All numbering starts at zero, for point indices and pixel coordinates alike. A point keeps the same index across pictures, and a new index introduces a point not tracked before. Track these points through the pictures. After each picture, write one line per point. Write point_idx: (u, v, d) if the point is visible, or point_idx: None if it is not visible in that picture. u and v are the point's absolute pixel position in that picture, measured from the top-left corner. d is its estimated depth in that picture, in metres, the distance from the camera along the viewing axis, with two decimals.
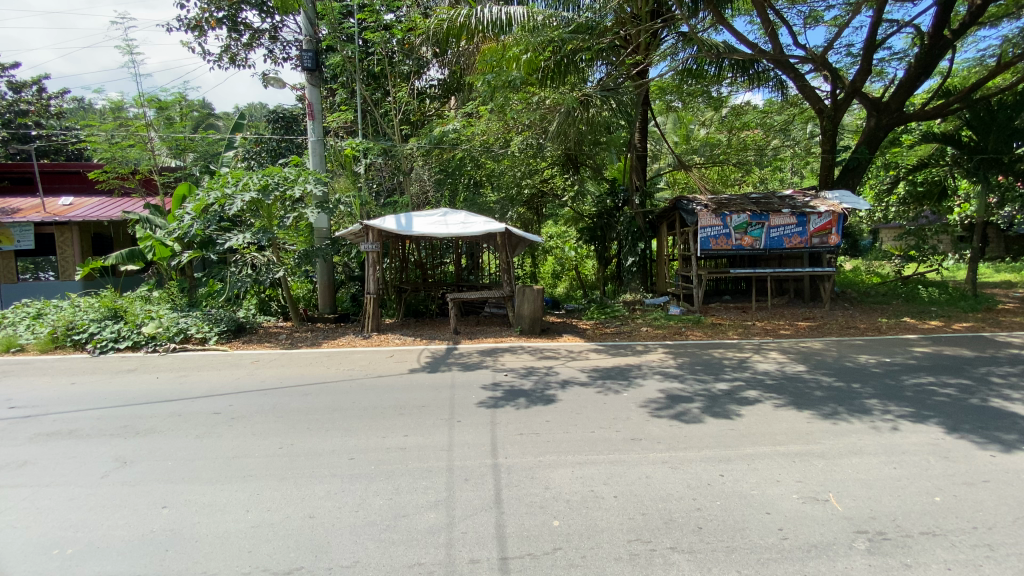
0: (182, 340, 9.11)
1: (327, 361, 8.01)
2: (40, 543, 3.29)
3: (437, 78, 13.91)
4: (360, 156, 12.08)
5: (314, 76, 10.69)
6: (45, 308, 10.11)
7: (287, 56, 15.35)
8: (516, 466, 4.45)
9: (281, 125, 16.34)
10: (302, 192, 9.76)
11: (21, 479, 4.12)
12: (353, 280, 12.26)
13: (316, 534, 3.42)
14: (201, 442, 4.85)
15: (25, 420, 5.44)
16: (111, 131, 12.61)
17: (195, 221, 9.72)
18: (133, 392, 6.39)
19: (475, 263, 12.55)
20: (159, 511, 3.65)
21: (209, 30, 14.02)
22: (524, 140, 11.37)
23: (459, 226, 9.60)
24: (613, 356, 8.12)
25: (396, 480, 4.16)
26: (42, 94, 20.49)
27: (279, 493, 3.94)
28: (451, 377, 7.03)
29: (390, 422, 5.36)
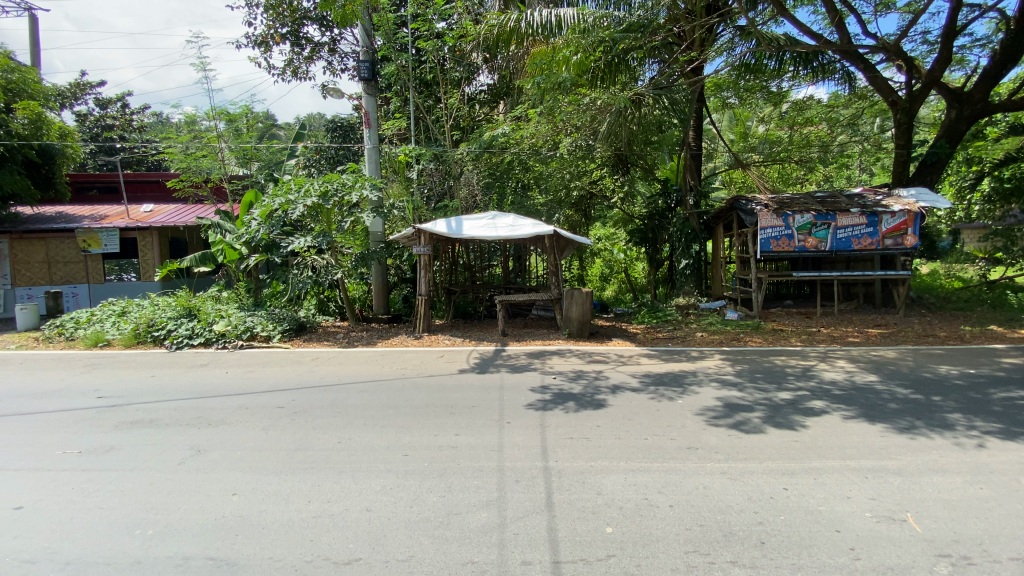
0: (249, 337, 9.67)
1: (381, 360, 8.24)
2: (125, 523, 3.55)
3: (487, 84, 14.04)
4: (413, 162, 12.43)
5: (370, 86, 11.07)
6: (129, 306, 11.00)
7: (345, 68, 15.99)
8: (567, 470, 4.40)
9: (339, 134, 17.09)
10: (359, 198, 10.12)
11: (109, 463, 4.48)
12: (405, 282, 12.59)
13: (373, 527, 3.51)
14: (266, 434, 5.11)
15: (112, 409, 5.93)
16: (187, 143, 13.60)
17: (262, 226, 10.20)
18: (205, 386, 6.82)
19: (523, 266, 12.58)
20: (229, 498, 3.87)
21: (274, 46, 14.84)
22: (574, 141, 11.23)
23: (508, 229, 9.65)
24: (666, 362, 7.89)
25: (449, 478, 4.21)
26: (126, 110, 22.50)
27: (337, 486, 4.08)
28: (500, 378, 7.07)
29: (441, 421, 5.44)
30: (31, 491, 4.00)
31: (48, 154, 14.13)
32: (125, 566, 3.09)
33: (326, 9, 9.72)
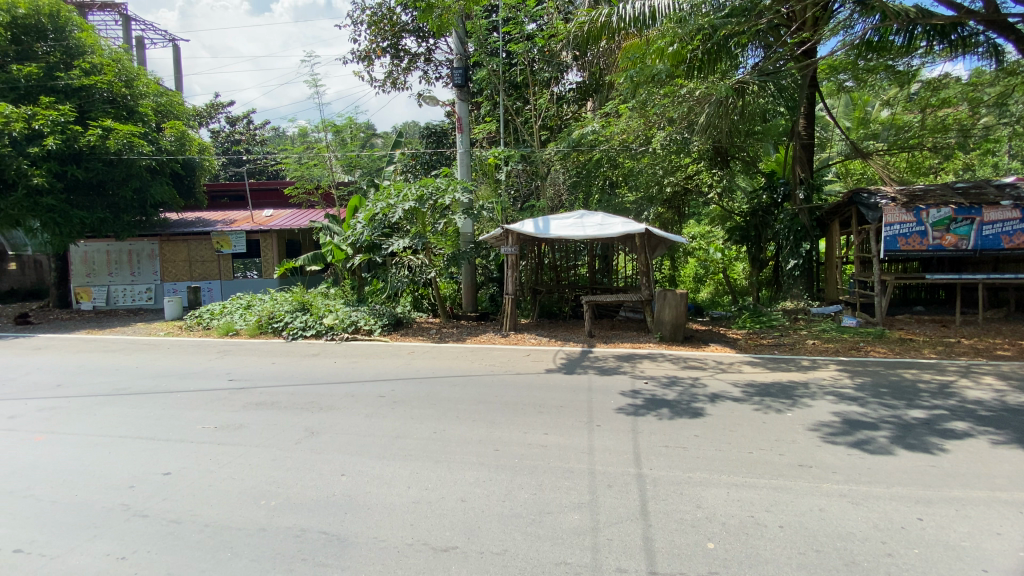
0: (353, 331, 10.43)
1: (471, 356, 8.47)
2: (253, 493, 3.96)
3: (576, 82, 13.91)
4: (502, 164, 12.66)
5: (463, 92, 11.44)
6: (254, 301, 12.33)
7: (439, 76, 16.69)
8: (662, 479, 4.20)
9: (433, 139, 17.87)
10: (452, 200, 10.44)
11: (239, 439, 5.03)
12: (492, 281, 12.84)
13: (469, 518, 3.60)
14: (370, 421, 5.46)
15: (240, 391, 6.67)
16: (301, 154, 15.00)
17: (366, 229, 10.95)
18: (314, 374, 7.44)
19: (609, 266, 12.29)
20: (339, 478, 4.17)
21: (376, 59, 15.84)
22: (669, 134, 10.73)
23: (597, 228, 9.48)
24: (772, 371, 7.30)
25: (539, 476, 4.21)
26: (250, 125, 25.54)
27: (434, 475, 4.23)
28: (589, 380, 6.96)
29: (531, 419, 5.46)
30: (179, 458, 4.60)
31: (190, 167, 16.29)
32: (253, 532, 3.45)
33: (424, 20, 9.93)
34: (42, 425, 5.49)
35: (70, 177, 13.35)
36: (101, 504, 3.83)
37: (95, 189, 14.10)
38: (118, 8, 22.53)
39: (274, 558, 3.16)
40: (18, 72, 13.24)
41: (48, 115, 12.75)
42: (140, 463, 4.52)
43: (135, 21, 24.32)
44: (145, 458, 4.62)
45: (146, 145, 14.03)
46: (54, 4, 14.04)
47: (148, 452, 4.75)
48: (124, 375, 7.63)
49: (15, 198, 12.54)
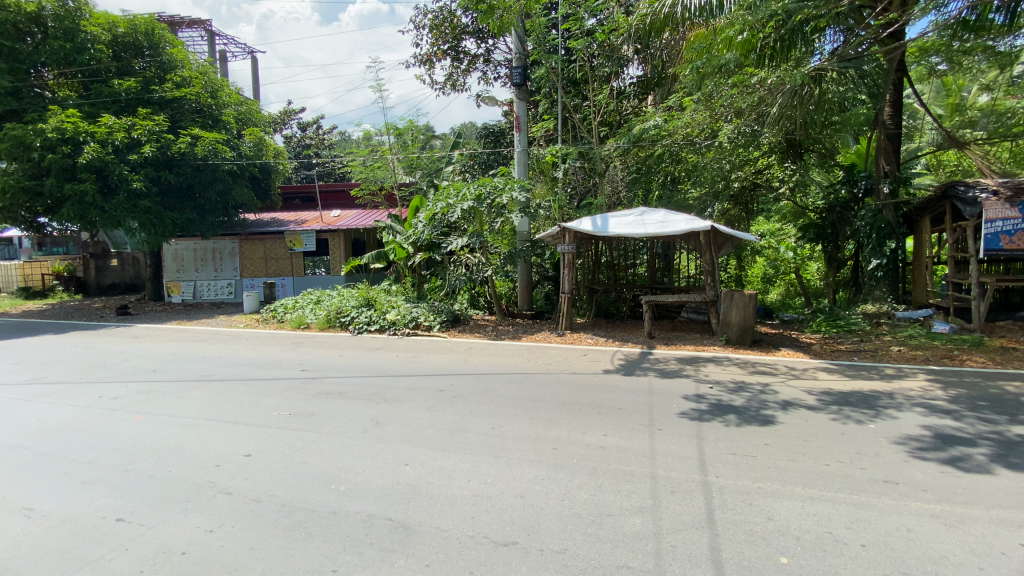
0: (414, 326, 10.76)
1: (528, 354, 8.49)
2: (324, 478, 4.17)
3: (637, 76, 13.58)
4: (559, 161, 12.59)
5: (522, 91, 11.48)
6: (323, 296, 13.00)
7: (497, 76, 16.84)
8: (730, 488, 4.01)
9: (490, 139, 18.01)
10: (509, 199, 10.50)
11: (310, 426, 5.33)
12: (548, 280, 12.76)
13: (528, 515, 3.60)
14: (431, 414, 5.60)
15: (310, 381, 7.05)
16: (366, 157, 15.65)
17: (427, 228, 11.21)
18: (378, 368, 7.73)
19: (669, 265, 11.90)
20: (402, 468, 4.31)
21: (437, 62, 16.22)
22: (736, 127, 10.35)
23: (658, 226, 9.21)
24: (850, 379, 6.79)
25: (599, 478, 4.14)
26: (319, 130, 27.07)
27: (493, 470, 4.27)
28: (649, 382, 6.78)
29: (590, 420, 5.38)
30: (257, 442, 4.93)
31: (266, 171, 17.47)
32: (324, 515, 3.62)
33: (485, 22, 10.09)
34: (141, 406, 6.06)
35: (163, 181, 14.63)
36: (191, 480, 4.17)
37: (184, 193, 15.44)
38: (204, 25, 24.47)
39: (343, 540, 3.31)
40: (120, 86, 14.52)
41: (146, 125, 14.04)
42: (224, 444, 4.88)
43: (219, 37, 26.29)
44: (229, 439, 5.00)
45: (227, 151, 15.23)
46: (149, 22, 15.33)
47: (231, 434, 5.13)
48: (208, 363, 8.28)
49: (118, 201, 13.81)
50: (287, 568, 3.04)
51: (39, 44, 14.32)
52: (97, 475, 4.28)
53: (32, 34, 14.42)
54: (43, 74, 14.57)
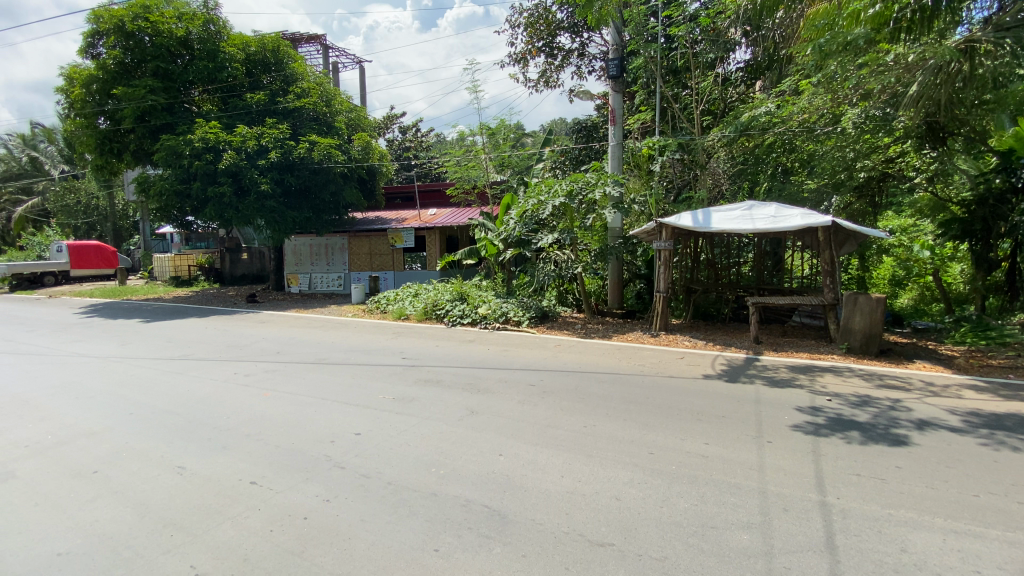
0: (504, 321, 11.01)
1: (620, 354, 8.27)
2: (424, 460, 4.38)
3: (744, 60, 12.71)
4: (657, 154, 12.13)
5: (619, 83, 11.22)
6: (420, 290, 13.71)
7: (592, 69, 16.60)
8: (854, 512, 3.60)
9: (583, 134, 17.80)
10: (602, 194, 10.41)
11: (411, 410, 5.62)
12: (640, 277, 12.34)
13: (624, 517, 3.50)
14: (523, 407, 5.66)
15: (410, 368, 7.45)
16: (460, 157, 16.22)
17: (517, 225, 11.28)
18: (471, 359, 7.96)
19: (779, 264, 11.02)
20: (497, 457, 4.40)
21: (531, 60, 16.31)
22: (863, 111, 9.32)
23: (768, 221, 8.52)
24: (1006, 400, 5.80)
25: (701, 487, 3.91)
26: (418, 133, 28.53)
27: (586, 468, 4.21)
28: (755, 390, 6.31)
29: (689, 426, 5.11)
30: (365, 422, 5.30)
31: (372, 173, 18.80)
32: (425, 496, 3.80)
33: (583, 15, 9.95)
34: (268, 384, 6.79)
35: (285, 183, 16.27)
36: (310, 452, 4.59)
37: (302, 194, 17.00)
38: (320, 40, 26.78)
39: (443, 522, 3.44)
40: (252, 99, 16.37)
41: (272, 134, 15.73)
42: (336, 422, 5.31)
43: (332, 50, 28.64)
44: (341, 418, 5.43)
45: (339, 155, 16.59)
46: (275, 41, 17.19)
47: (342, 414, 5.57)
48: (322, 348, 9.07)
49: (250, 202, 15.58)
50: (393, 543, 3.21)
51: (187, 65, 16.38)
52: (236, 442, 4.86)
53: (181, 55, 16.51)
54: (191, 92, 16.73)
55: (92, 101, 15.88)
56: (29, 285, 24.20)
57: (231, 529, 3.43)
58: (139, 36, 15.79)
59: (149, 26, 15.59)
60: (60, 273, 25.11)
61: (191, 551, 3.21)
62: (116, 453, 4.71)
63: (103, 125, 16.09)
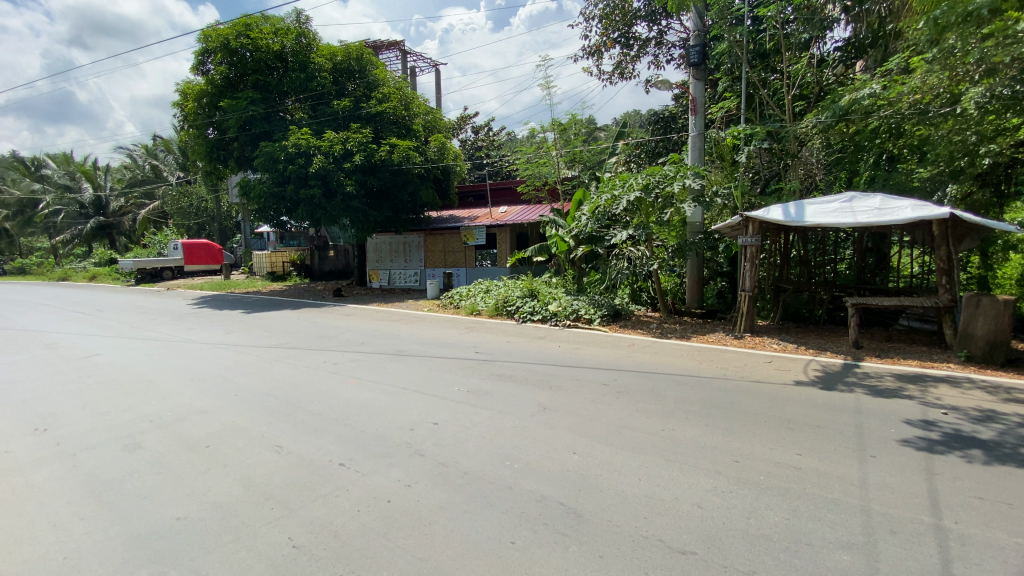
0: (575, 318, 10.91)
1: (700, 355, 7.92)
2: (499, 453, 4.45)
3: (843, 39, 11.70)
4: (742, 143, 11.49)
5: (700, 71, 10.71)
6: (492, 286, 13.92)
7: (670, 58, 15.96)
8: (977, 540, 3.18)
9: (660, 126, 17.14)
10: (681, 188, 9.95)
11: (486, 403, 5.73)
12: (721, 275, 11.75)
13: (708, 526, 3.34)
14: (597, 406, 5.58)
15: (483, 363, 7.59)
16: (532, 154, 16.26)
17: (589, 221, 11.13)
18: (544, 356, 7.97)
19: (882, 261, 10.03)
20: (571, 455, 4.37)
21: (605, 52, 16.00)
22: (988, 89, 8.07)
23: (871, 214, 7.74)
24: None
25: (792, 501, 3.64)
26: (491, 132, 29.00)
27: (665, 472, 4.07)
28: (854, 399, 5.78)
29: (778, 435, 4.78)
30: (442, 413, 5.47)
31: (447, 173, 19.42)
32: (501, 488, 3.85)
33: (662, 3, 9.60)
34: (353, 373, 7.22)
35: (368, 185, 17.19)
36: (392, 439, 4.82)
37: (383, 195, 17.87)
38: (399, 45, 27.93)
39: (520, 515, 3.47)
40: (338, 106, 17.43)
41: (356, 137, 16.63)
42: (415, 412, 5.53)
43: (410, 54, 29.80)
44: (420, 408, 5.65)
45: (417, 156, 17.26)
46: (359, 49, 18.17)
47: (420, 404, 5.79)
48: (400, 340, 9.49)
49: (337, 203, 16.61)
50: (471, 532, 3.29)
51: (282, 77, 17.72)
52: (325, 425, 5.21)
53: (277, 68, 17.88)
54: (285, 102, 18.09)
55: (203, 113, 17.59)
56: (152, 278, 27.44)
57: (322, 507, 3.68)
58: (240, 52, 17.25)
59: (249, 43, 17.00)
60: (176, 268, 28.25)
61: (288, 524, 3.49)
62: (224, 430, 5.22)
63: (211, 135, 17.78)
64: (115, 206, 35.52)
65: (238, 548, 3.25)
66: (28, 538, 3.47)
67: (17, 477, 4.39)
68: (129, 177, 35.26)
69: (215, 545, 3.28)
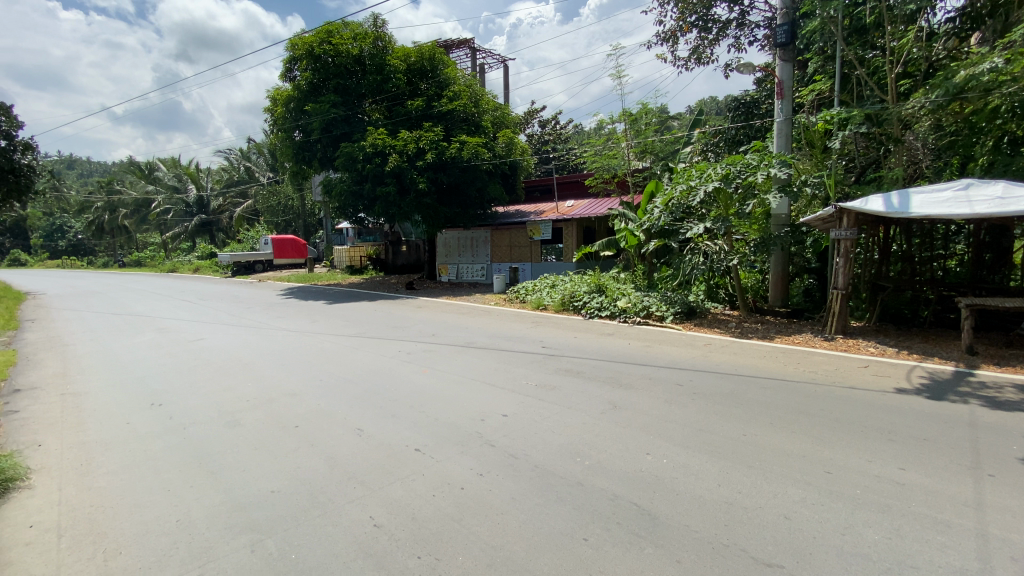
0: (646, 315, 10.61)
1: (783, 357, 7.43)
2: (569, 449, 4.43)
3: (958, 7, 10.43)
4: (835, 129, 10.57)
5: (787, 51, 10.01)
6: (558, 281, 13.88)
7: (753, 39, 15.00)
8: None
9: (740, 112, 16.20)
10: (765, 178, 9.37)
11: (555, 399, 5.73)
12: (809, 272, 10.96)
13: (796, 539, 3.13)
14: (671, 407, 5.40)
15: (551, 357, 7.59)
16: (601, 146, 15.90)
17: (662, 214, 10.68)
18: (613, 353, 7.83)
19: (1003, 257, 8.91)
20: (645, 456, 4.26)
21: (681, 37, 15.31)
22: None
23: (993, 205, 6.84)
24: None
25: (894, 518, 3.33)
26: (559, 125, 28.77)
27: (747, 479, 3.86)
28: (968, 412, 5.16)
29: (877, 446, 4.38)
30: (512, 405, 5.54)
31: (515, 168, 19.55)
32: (572, 484, 3.84)
33: None
34: (425, 362, 7.49)
35: (439, 182, 17.68)
36: (464, 428, 4.95)
37: (453, 191, 18.33)
38: (469, 43, 28.37)
39: (592, 513, 3.44)
40: (412, 106, 18.05)
41: (429, 136, 17.10)
42: (485, 403, 5.63)
43: (480, 51, 30.21)
44: (490, 399, 5.76)
45: (486, 152, 17.50)
46: (432, 49, 18.65)
47: (491, 395, 5.90)
48: (470, 333, 9.70)
49: (410, 200, 17.23)
50: (542, 525, 3.31)
51: (361, 80, 18.64)
52: (401, 412, 5.45)
53: (356, 72, 18.81)
54: (363, 104, 19.00)
55: (290, 117, 18.83)
56: (246, 271, 29.99)
57: (399, 489, 3.85)
58: (323, 57, 18.30)
59: (331, 48, 18.00)
60: (267, 262, 30.70)
61: (370, 503, 3.69)
62: (311, 411, 5.61)
63: (297, 138, 19.01)
64: (215, 205, 39.15)
65: (325, 522, 3.48)
66: (149, 501, 3.92)
67: (140, 445, 4.98)
68: (227, 178, 38.65)
69: (305, 518, 3.54)
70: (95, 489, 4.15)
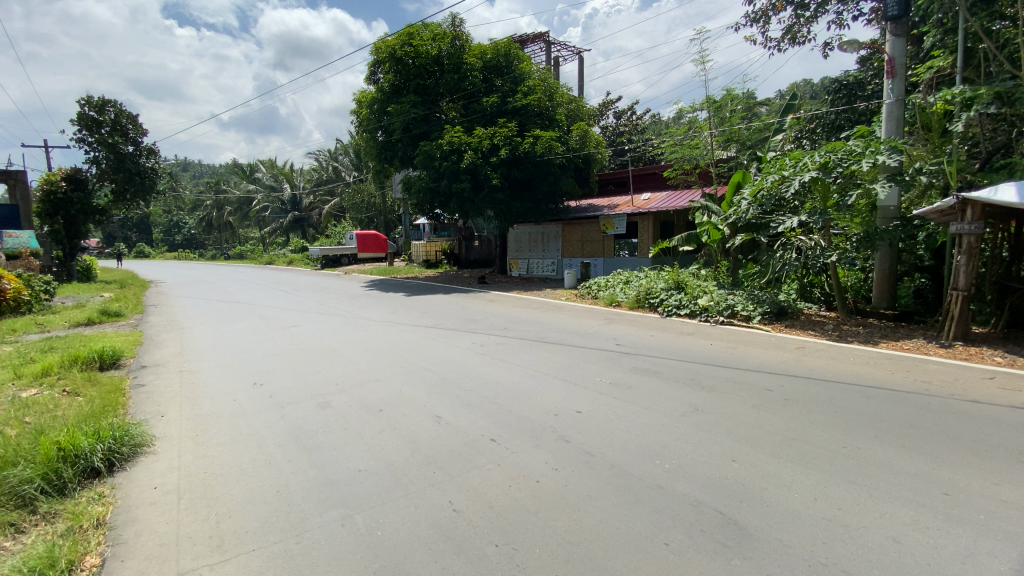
0: (729, 315, 10.06)
1: (889, 364, 6.74)
2: (648, 450, 4.31)
3: None
4: (957, 110, 9.35)
5: (899, 25, 8.98)
6: (632, 277, 13.53)
7: (858, 14, 13.62)
8: None
9: (841, 95, 14.80)
10: (870, 166, 8.51)
11: (632, 398, 5.59)
12: (922, 271, 9.84)
13: (908, 565, 2.83)
14: (759, 413, 5.09)
15: (627, 355, 7.43)
16: (681, 136, 15.23)
17: (750, 206, 10.10)
18: (693, 353, 7.51)
19: None
20: (730, 463, 4.05)
21: (773, 16, 14.25)
22: None
23: None
24: None
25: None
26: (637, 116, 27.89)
27: (847, 496, 3.56)
28: None
29: (1007, 469, 3.85)
30: (587, 402, 5.49)
31: (589, 161, 19.31)
32: (651, 486, 3.74)
33: None
34: (500, 355, 7.61)
35: (512, 177, 17.82)
36: (539, 422, 4.97)
37: (526, 186, 18.41)
38: (544, 36, 28.23)
39: (672, 517, 3.34)
40: (487, 103, 18.34)
41: (503, 132, 17.29)
42: (559, 398, 5.62)
43: (556, 44, 29.97)
44: (564, 395, 5.74)
45: (559, 146, 17.38)
46: (508, 46, 18.83)
47: (565, 391, 5.88)
48: (543, 328, 9.72)
49: (483, 195, 17.55)
50: (621, 525, 3.25)
51: (439, 80, 19.19)
52: (477, 402, 5.58)
53: (434, 72, 19.37)
54: (440, 104, 19.56)
55: (373, 119, 19.75)
56: (333, 264, 32.10)
57: (477, 477, 3.96)
58: (405, 60, 19.01)
59: (412, 51, 18.66)
60: (351, 256, 32.65)
61: (449, 488, 3.82)
62: (393, 398, 5.90)
63: (380, 138, 19.91)
64: (307, 202, 42.18)
65: (409, 504, 3.65)
66: (255, 471, 4.33)
67: (244, 421, 5.50)
68: (317, 178, 41.47)
69: (390, 499, 3.73)
70: (209, 458, 4.65)
